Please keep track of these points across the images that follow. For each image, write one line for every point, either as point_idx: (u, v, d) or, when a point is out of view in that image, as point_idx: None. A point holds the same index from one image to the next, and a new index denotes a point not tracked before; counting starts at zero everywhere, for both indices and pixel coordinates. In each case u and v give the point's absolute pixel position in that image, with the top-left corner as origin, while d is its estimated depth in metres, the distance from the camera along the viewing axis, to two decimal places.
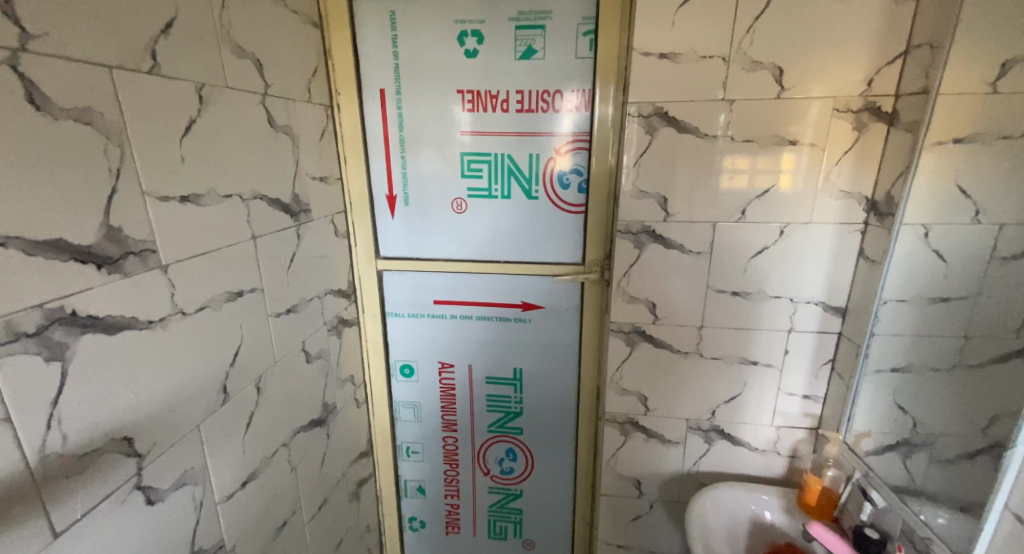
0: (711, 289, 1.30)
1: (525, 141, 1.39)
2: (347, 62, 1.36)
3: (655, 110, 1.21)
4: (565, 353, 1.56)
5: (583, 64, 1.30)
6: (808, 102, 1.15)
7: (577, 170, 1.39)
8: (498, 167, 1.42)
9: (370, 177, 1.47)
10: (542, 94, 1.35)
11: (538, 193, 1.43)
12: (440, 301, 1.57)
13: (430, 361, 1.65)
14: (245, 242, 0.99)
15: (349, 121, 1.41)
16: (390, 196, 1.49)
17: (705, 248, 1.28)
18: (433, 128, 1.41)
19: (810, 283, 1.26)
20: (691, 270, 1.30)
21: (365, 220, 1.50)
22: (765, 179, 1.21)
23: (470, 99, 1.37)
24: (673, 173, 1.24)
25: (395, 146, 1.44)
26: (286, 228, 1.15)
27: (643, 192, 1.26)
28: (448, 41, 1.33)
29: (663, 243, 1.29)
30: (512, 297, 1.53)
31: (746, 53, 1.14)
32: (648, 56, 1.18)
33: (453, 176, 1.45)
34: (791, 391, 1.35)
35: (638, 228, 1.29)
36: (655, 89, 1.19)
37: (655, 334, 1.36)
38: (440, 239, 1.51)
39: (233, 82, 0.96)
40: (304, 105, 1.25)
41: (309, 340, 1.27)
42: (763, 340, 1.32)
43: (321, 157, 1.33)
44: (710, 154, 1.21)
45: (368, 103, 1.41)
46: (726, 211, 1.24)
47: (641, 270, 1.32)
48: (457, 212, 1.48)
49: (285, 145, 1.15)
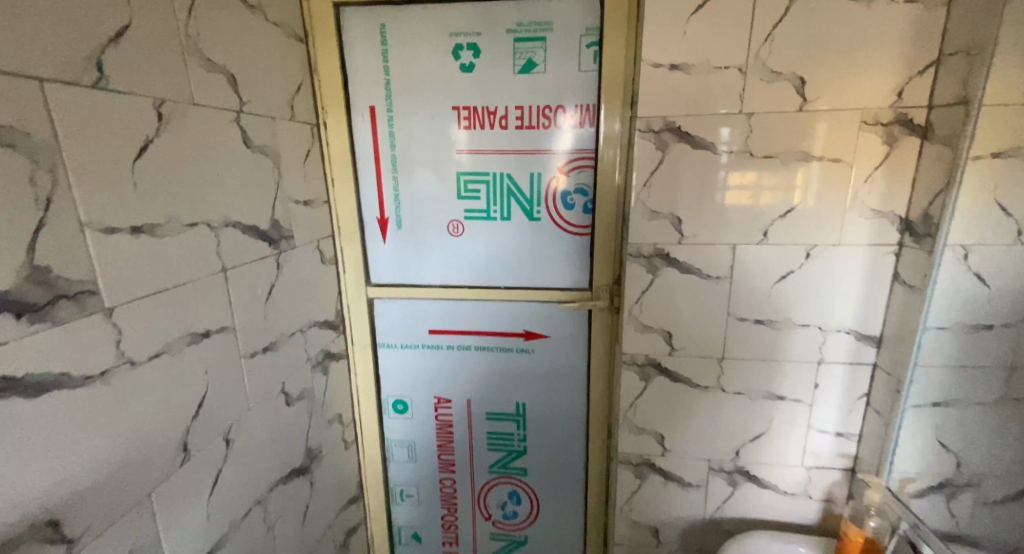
0: (732, 317, 1.19)
1: (526, 160, 1.29)
2: (334, 79, 1.27)
3: (666, 125, 1.11)
4: (572, 387, 1.44)
5: (586, 77, 1.21)
6: (834, 114, 1.05)
7: (582, 189, 1.29)
8: (497, 187, 1.32)
9: (360, 199, 1.37)
10: (544, 110, 1.25)
11: (541, 214, 1.32)
12: (436, 331, 1.46)
13: (426, 397, 1.52)
14: (214, 275, 0.88)
15: (336, 141, 1.31)
16: (382, 219, 1.39)
17: (725, 272, 1.17)
18: (427, 146, 1.31)
19: (841, 310, 1.15)
20: (711, 297, 1.19)
21: (354, 245, 1.39)
22: (773, 196, 1.11)
23: (466, 116, 1.28)
24: (685, 191, 1.14)
25: (386, 166, 1.34)
26: (263, 258, 1.04)
27: (655, 213, 1.16)
28: (441, 55, 1.24)
29: (678, 268, 1.18)
30: (514, 326, 1.41)
31: (766, 63, 1.05)
32: (658, 67, 1.08)
33: (448, 197, 1.34)
34: (823, 428, 1.23)
35: (651, 251, 1.18)
36: (666, 103, 1.10)
37: (671, 366, 1.24)
38: (436, 265, 1.40)
39: (201, 98, 0.86)
40: (287, 124, 1.15)
41: (290, 380, 1.15)
42: (790, 373, 1.21)
43: (306, 179, 1.23)
44: (714, 170, 1.12)
45: (357, 121, 1.32)
46: (746, 232, 1.14)
47: (655, 296, 1.21)
48: (454, 235, 1.37)
49: (265, 167, 1.05)
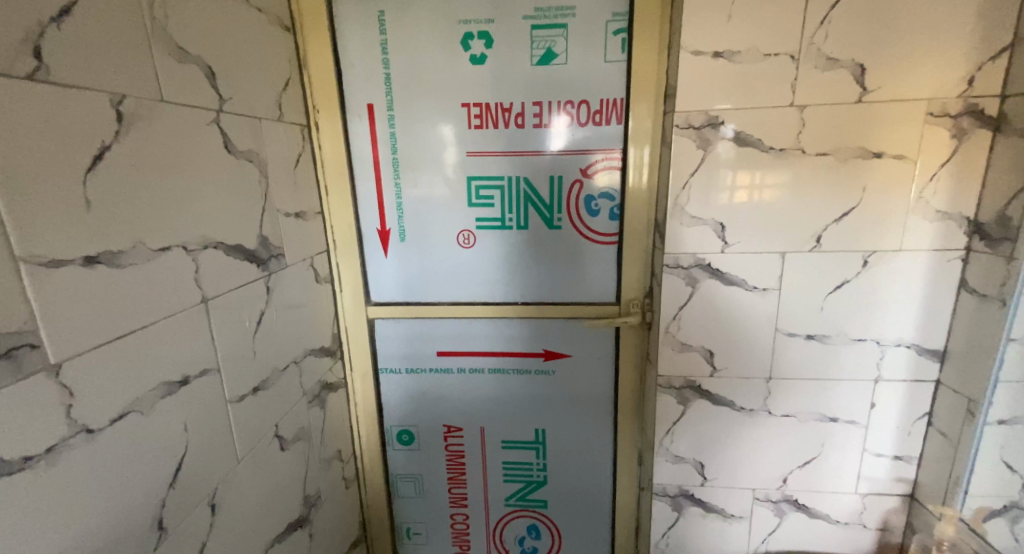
0: (780, 332, 1.07)
1: (546, 162, 1.15)
2: (326, 74, 1.12)
3: (708, 120, 0.99)
4: (598, 411, 1.31)
5: (613, 68, 1.08)
6: (896, 105, 0.95)
7: (608, 194, 1.16)
8: (513, 193, 1.18)
9: (358, 208, 1.22)
10: (565, 105, 1.12)
11: (562, 222, 1.19)
12: (445, 353, 1.31)
13: (434, 426, 1.38)
14: (193, 309, 0.73)
15: (330, 144, 1.16)
16: (383, 231, 1.24)
17: (773, 283, 1.05)
18: (434, 148, 1.17)
19: (901, 322, 1.04)
20: (757, 311, 1.07)
21: (352, 261, 1.24)
22: (774, 193, 1.01)
23: (477, 113, 1.14)
24: (716, 193, 1.02)
25: (387, 171, 1.20)
26: (252, 282, 0.88)
27: (695, 218, 1.04)
28: (449, 46, 1.10)
29: (721, 279, 1.06)
30: (533, 345, 1.27)
31: (821, 49, 0.94)
32: (700, 56, 0.96)
33: (458, 205, 1.20)
34: (879, 451, 1.12)
35: (690, 262, 1.06)
36: (708, 95, 0.98)
37: (713, 388, 1.12)
38: (445, 280, 1.26)
39: (171, 94, 0.71)
40: (274, 125, 1.00)
41: (285, 421, 0.99)
42: (843, 392, 1.09)
43: (296, 188, 1.08)
44: (715, 168, 1.01)
45: (353, 121, 1.17)
46: (797, 238, 1.02)
47: (694, 312, 1.09)
48: (464, 247, 1.23)
49: (250, 176, 0.90)
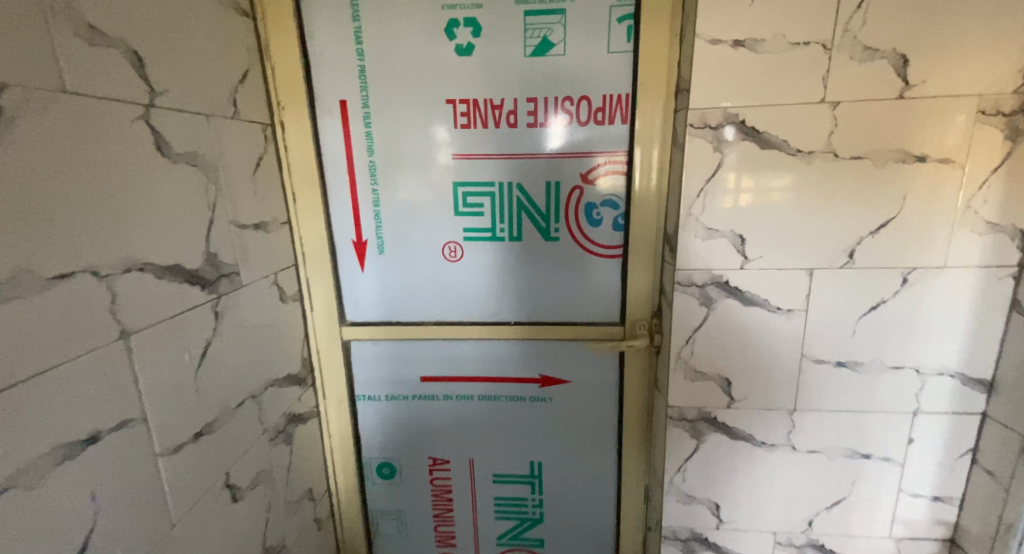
0: (806, 359, 0.95)
1: (541, 166, 1.03)
2: (291, 66, 0.99)
3: (726, 118, 0.86)
4: (599, 443, 1.17)
5: (617, 59, 0.96)
6: (941, 102, 0.83)
7: (612, 202, 1.03)
8: (504, 200, 1.05)
9: (331, 217, 1.09)
10: (563, 102, 0.99)
11: (559, 232, 1.06)
12: (429, 378, 1.17)
13: (418, 458, 1.24)
14: (108, 347, 0.59)
15: (297, 145, 1.03)
16: (359, 242, 1.10)
17: (799, 303, 0.93)
18: (415, 151, 1.04)
19: (944, 348, 0.92)
20: (780, 335, 0.94)
21: (325, 277, 1.11)
22: (780, 194, 0.89)
23: (464, 111, 1.01)
24: (717, 197, 0.90)
25: (362, 175, 1.06)
26: (194, 308, 0.75)
27: (710, 230, 0.91)
28: (431, 34, 0.97)
29: (740, 299, 0.94)
30: (527, 370, 1.14)
31: (858, 37, 0.82)
32: (718, 45, 0.84)
33: (443, 214, 1.07)
34: (916, 491, 1.00)
35: (705, 279, 0.94)
36: (726, 90, 0.85)
37: (730, 420, 1.00)
38: (429, 298, 1.13)
39: (80, 84, 0.57)
40: (226, 124, 0.86)
41: (238, 467, 0.85)
42: (877, 426, 0.97)
43: (255, 196, 0.95)
44: (713, 171, 0.89)
45: (324, 120, 1.03)
46: (827, 253, 0.90)
47: (709, 335, 0.96)
48: (450, 261, 1.10)
49: (194, 183, 0.76)
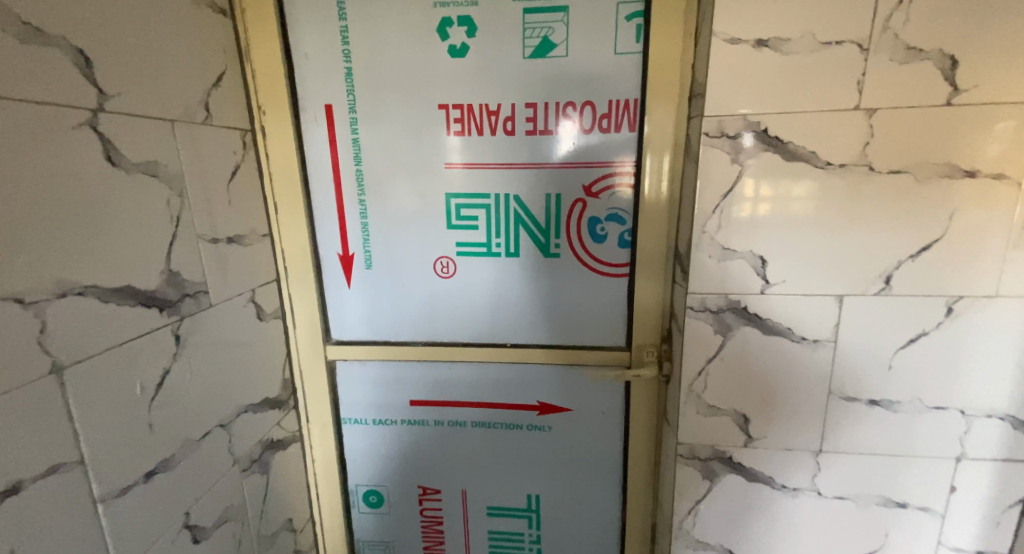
0: (833, 397, 0.85)
1: (541, 177, 0.94)
2: (272, 68, 0.92)
3: (746, 126, 0.77)
4: (602, 477, 1.08)
5: (624, 61, 0.87)
6: (995, 110, 0.72)
7: (617, 216, 0.94)
8: (500, 213, 0.97)
9: (315, 229, 1.02)
10: (565, 108, 0.90)
11: (560, 248, 0.97)
12: (419, 403, 1.09)
13: (407, 487, 1.16)
14: (35, 384, 0.52)
15: (279, 152, 0.96)
16: (345, 256, 1.03)
17: (828, 333, 0.83)
18: (405, 159, 0.96)
19: (994, 387, 0.81)
20: (805, 368, 0.85)
21: (308, 292, 1.04)
22: (806, 208, 0.79)
23: (458, 117, 0.93)
24: (736, 213, 0.80)
25: (349, 185, 0.99)
26: (149, 333, 0.68)
27: (727, 250, 0.82)
28: (422, 33, 0.89)
29: (759, 326, 0.84)
30: (524, 397, 1.05)
31: (899, 36, 0.72)
32: (738, 45, 0.75)
33: (435, 228, 0.99)
34: (958, 545, 0.89)
35: (721, 304, 0.84)
36: (747, 95, 0.76)
37: (747, 461, 0.90)
38: (419, 317, 1.05)
39: (9, 87, 0.50)
40: (197, 130, 0.79)
41: (201, 504, 0.78)
42: (913, 472, 0.87)
43: (230, 207, 0.88)
44: (731, 184, 0.80)
45: (308, 125, 0.96)
46: (859, 278, 0.80)
47: (725, 366, 0.86)
48: (442, 277, 1.02)
49: (153, 195, 0.69)
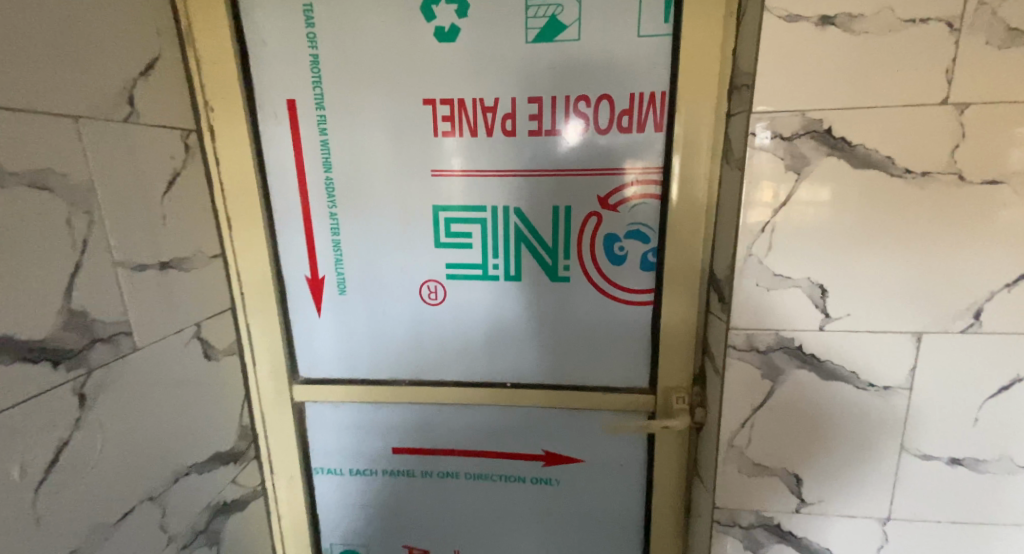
0: (905, 454, 0.70)
1: (547, 186, 0.78)
2: (221, 53, 0.76)
3: (805, 125, 0.62)
4: (619, 537, 0.92)
5: (650, 45, 0.71)
6: None
7: (640, 233, 0.78)
8: (498, 230, 0.81)
9: (278, 247, 0.86)
10: (576, 103, 0.74)
11: (569, 271, 0.81)
12: (403, 451, 0.93)
13: (391, 546, 0.99)
14: None
15: (231, 156, 0.80)
16: (314, 279, 0.87)
17: (901, 381, 0.68)
18: (384, 165, 0.80)
19: None
20: (872, 420, 0.70)
21: (270, 323, 0.87)
22: (879, 227, 0.64)
23: (447, 114, 0.77)
24: (790, 231, 0.65)
25: (317, 197, 0.83)
26: (36, 397, 0.52)
27: (779, 278, 0.67)
28: (403, 13, 0.74)
29: (817, 369, 0.69)
30: (528, 445, 0.89)
31: (999, 13, 0.57)
32: (798, 23, 0.59)
33: (420, 246, 0.83)
34: None
35: (770, 343, 0.69)
36: (807, 87, 0.61)
37: (798, 529, 0.75)
38: (402, 352, 0.88)
39: None
40: (115, 129, 0.63)
41: None
42: (999, 545, 0.72)
43: (166, 224, 0.71)
44: (785, 196, 0.64)
45: (267, 124, 0.80)
46: (941, 313, 0.65)
47: (773, 416, 0.71)
48: (429, 305, 0.86)
49: (45, 214, 0.53)
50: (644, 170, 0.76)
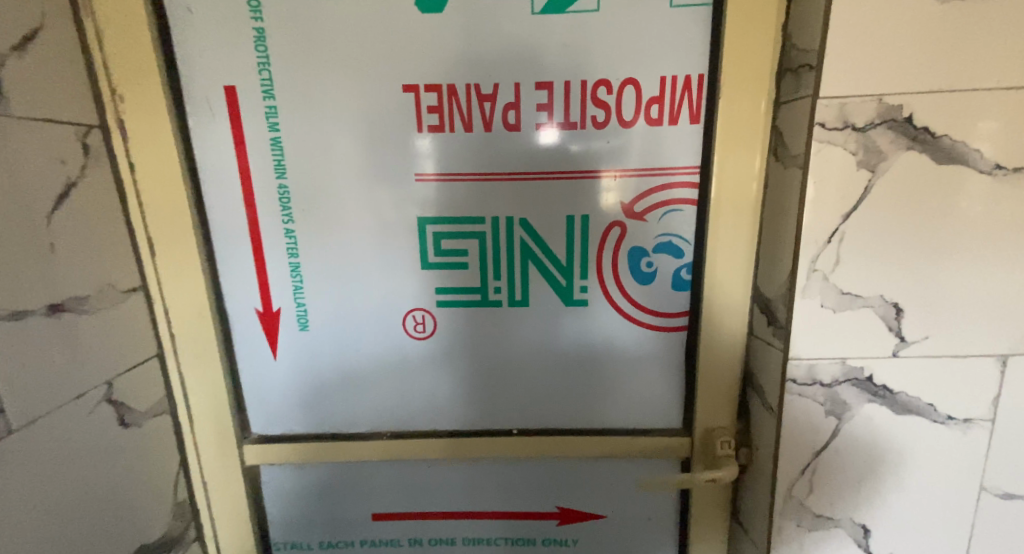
0: (986, 494, 0.61)
1: (559, 191, 0.64)
2: (133, 25, 0.58)
3: (883, 112, 0.51)
4: None
5: (683, 18, 0.59)
6: None
7: (669, 247, 0.66)
8: (499, 246, 0.66)
9: (220, 274, 0.68)
10: (594, 89, 0.61)
11: (587, 293, 0.67)
12: (386, 517, 0.76)
13: None
14: None
15: (149, 159, 0.61)
16: (268, 313, 0.69)
17: (983, 412, 0.58)
18: (353, 168, 0.64)
19: None
20: (951, 458, 0.60)
21: (210, 371, 0.69)
22: (964, 233, 0.53)
23: (433, 104, 0.62)
24: (861, 242, 0.54)
25: (267, 211, 0.65)
26: None
27: (849, 296, 0.56)
28: None
29: (890, 402, 0.58)
30: (538, 501, 0.75)
31: None
32: None
33: (401, 269, 0.67)
34: None
35: (836, 374, 0.58)
36: (887, 67, 0.50)
37: None
38: (382, 398, 0.72)
39: None
40: None
41: None
42: None
43: (57, 254, 0.53)
44: (857, 199, 0.53)
45: (198, 118, 0.62)
46: None
47: (838, 459, 0.61)
48: (414, 339, 0.70)
49: None
50: (616, 171, 0.63)
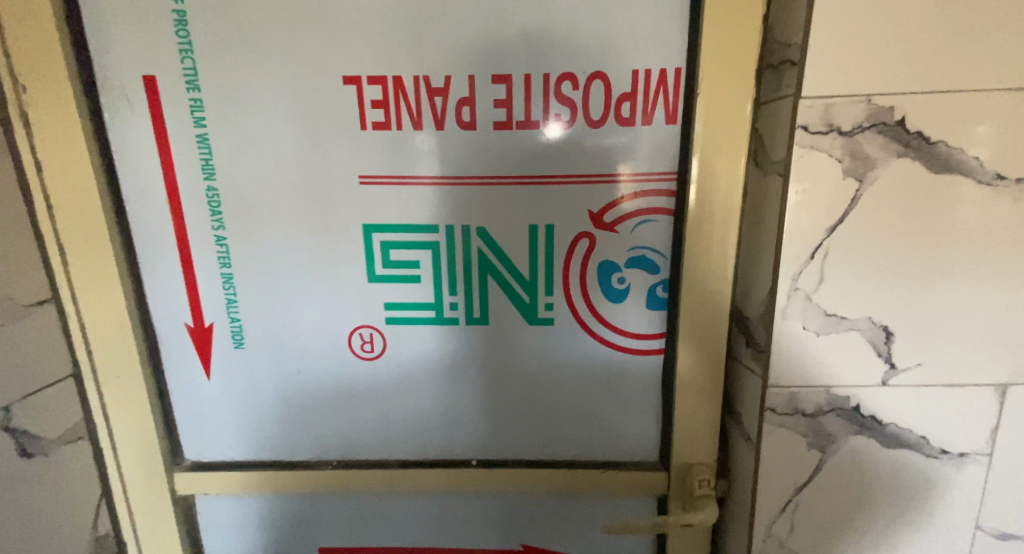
0: (981, 534, 0.55)
1: (519, 198, 0.59)
2: (34, 6, 0.51)
3: (873, 114, 0.45)
4: None
5: (654, 7, 0.53)
6: None
7: (642, 262, 0.60)
8: (455, 259, 0.60)
9: (145, 285, 0.61)
10: (557, 84, 0.55)
11: (552, 310, 0.62)
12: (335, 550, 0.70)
13: None
14: None
15: (58, 158, 0.55)
16: (199, 327, 0.63)
17: (980, 447, 0.53)
18: (290, 170, 0.57)
19: None
20: (944, 496, 0.54)
21: (133, 391, 0.62)
22: (960, 250, 0.48)
23: (378, 98, 0.56)
24: (848, 259, 0.49)
25: (196, 216, 0.59)
26: None
27: (834, 318, 0.50)
28: None
29: (879, 434, 0.53)
30: (499, 534, 0.69)
31: None
32: None
33: (346, 282, 0.61)
34: None
35: (820, 404, 0.52)
36: (876, 63, 0.44)
37: None
38: (326, 421, 0.66)
39: None
40: None
41: None
42: None
43: None
44: (844, 211, 0.48)
45: (115, 112, 0.56)
46: None
47: (822, 496, 0.55)
48: (361, 358, 0.63)
49: None
50: (581, 176, 0.58)
